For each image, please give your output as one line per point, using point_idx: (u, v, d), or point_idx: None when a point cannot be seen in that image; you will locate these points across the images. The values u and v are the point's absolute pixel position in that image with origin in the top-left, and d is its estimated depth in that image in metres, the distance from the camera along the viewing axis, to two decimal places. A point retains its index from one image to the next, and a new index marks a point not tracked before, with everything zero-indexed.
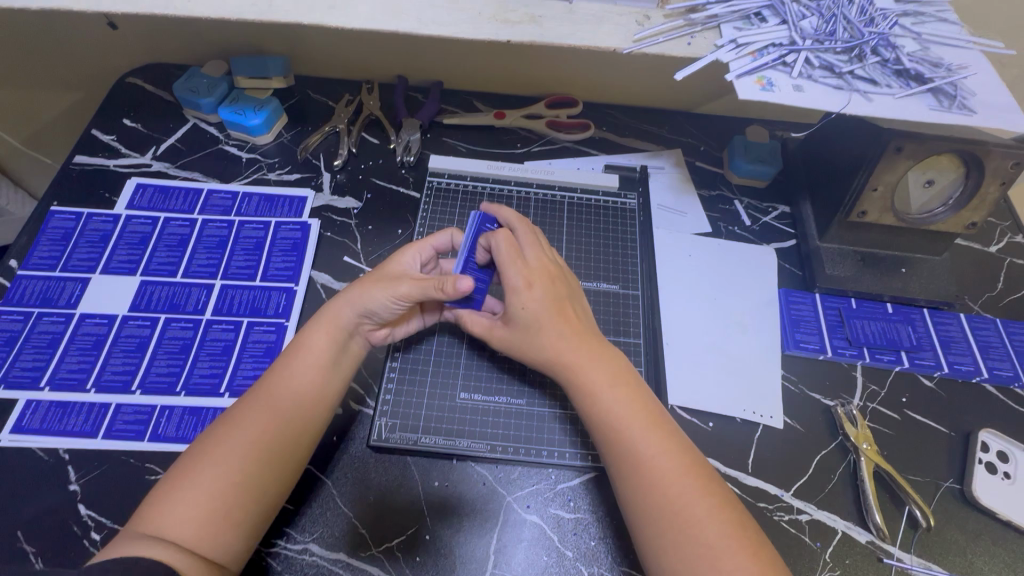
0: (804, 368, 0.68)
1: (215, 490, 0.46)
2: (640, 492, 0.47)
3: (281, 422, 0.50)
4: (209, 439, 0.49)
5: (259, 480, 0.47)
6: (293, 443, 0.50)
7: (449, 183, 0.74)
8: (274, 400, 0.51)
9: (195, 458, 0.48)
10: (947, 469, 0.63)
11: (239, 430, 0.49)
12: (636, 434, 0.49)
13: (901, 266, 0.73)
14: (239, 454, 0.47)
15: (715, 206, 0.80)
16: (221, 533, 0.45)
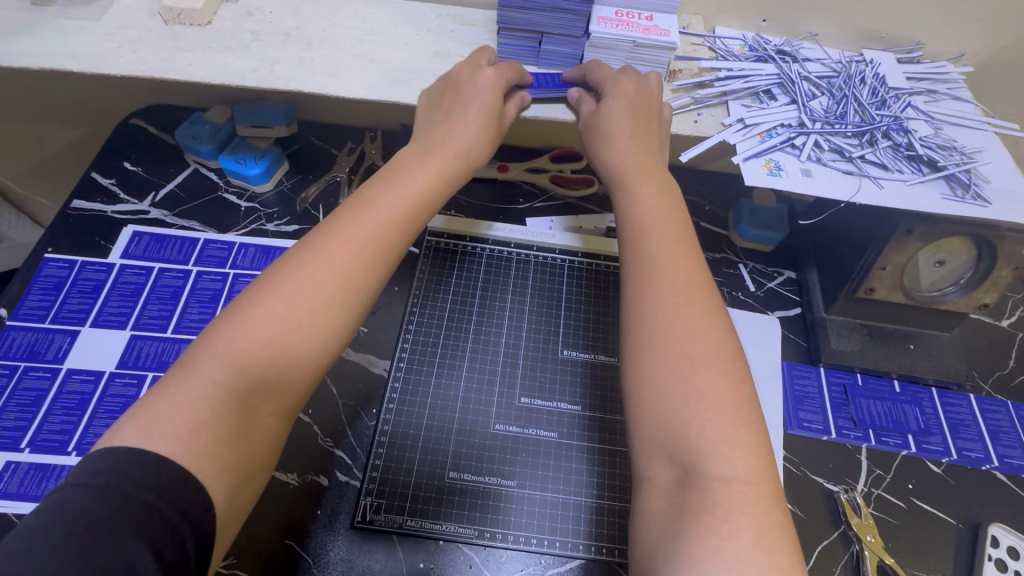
0: (807, 448, 0.66)
1: (239, 357, 0.42)
2: (661, 357, 0.43)
3: (320, 289, 0.45)
4: (244, 299, 0.45)
5: (287, 330, 0.43)
6: (330, 313, 0.45)
7: (446, 243, 0.72)
8: (311, 269, 0.46)
9: (225, 320, 0.44)
10: (954, 564, 0.60)
11: (271, 294, 0.45)
12: (667, 278, 0.47)
13: (909, 341, 0.71)
14: (267, 324, 0.43)
15: (718, 270, 0.78)
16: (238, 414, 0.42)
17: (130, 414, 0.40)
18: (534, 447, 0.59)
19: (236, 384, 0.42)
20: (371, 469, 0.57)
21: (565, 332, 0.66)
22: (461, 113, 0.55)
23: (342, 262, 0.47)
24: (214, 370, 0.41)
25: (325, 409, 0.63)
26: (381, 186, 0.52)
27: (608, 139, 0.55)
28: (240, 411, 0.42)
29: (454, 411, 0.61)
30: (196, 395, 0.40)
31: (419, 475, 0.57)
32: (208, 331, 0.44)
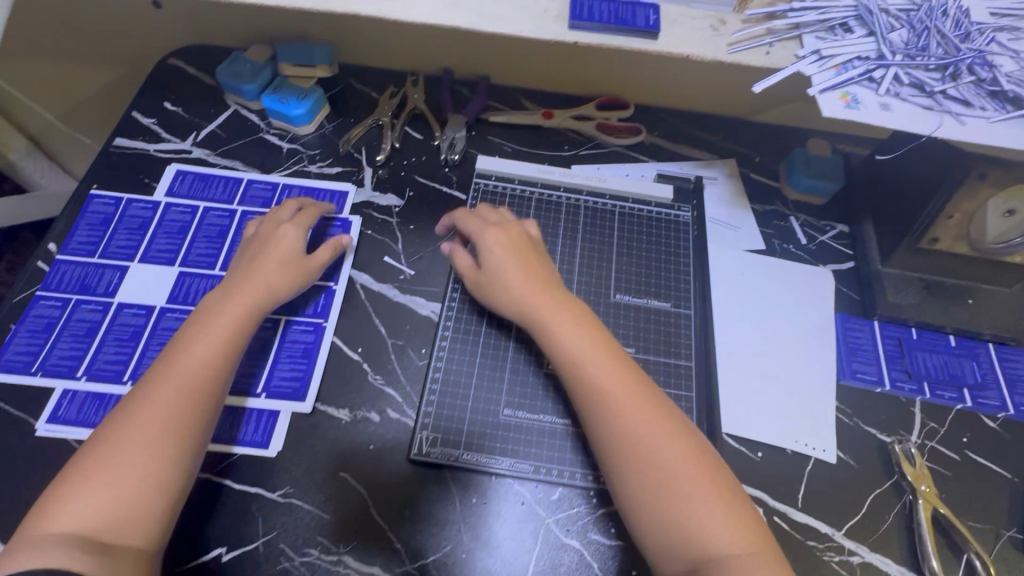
0: (859, 399, 0.65)
1: (118, 472, 0.46)
2: (640, 472, 0.48)
3: (171, 401, 0.50)
4: (119, 407, 0.50)
5: (162, 444, 0.48)
6: (190, 420, 0.50)
7: (496, 185, 0.70)
8: (175, 373, 0.51)
9: (101, 447, 0.48)
10: (1008, 517, 0.60)
11: (138, 406, 0.49)
12: (618, 397, 0.50)
13: (967, 296, 0.69)
14: (147, 421, 0.49)
15: (769, 222, 0.76)
16: (129, 520, 0.45)
17: (37, 512, 0.46)
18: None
19: (114, 474, 0.46)
20: (429, 407, 0.59)
21: (618, 278, 0.66)
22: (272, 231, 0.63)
23: (200, 352, 0.53)
24: (103, 476, 0.46)
25: (377, 347, 0.63)
26: (213, 316, 0.56)
27: (505, 286, 0.58)
28: (118, 529, 0.45)
29: (507, 354, 0.62)
30: (75, 517, 0.45)
31: (475, 414, 0.59)
32: (92, 443, 0.48)
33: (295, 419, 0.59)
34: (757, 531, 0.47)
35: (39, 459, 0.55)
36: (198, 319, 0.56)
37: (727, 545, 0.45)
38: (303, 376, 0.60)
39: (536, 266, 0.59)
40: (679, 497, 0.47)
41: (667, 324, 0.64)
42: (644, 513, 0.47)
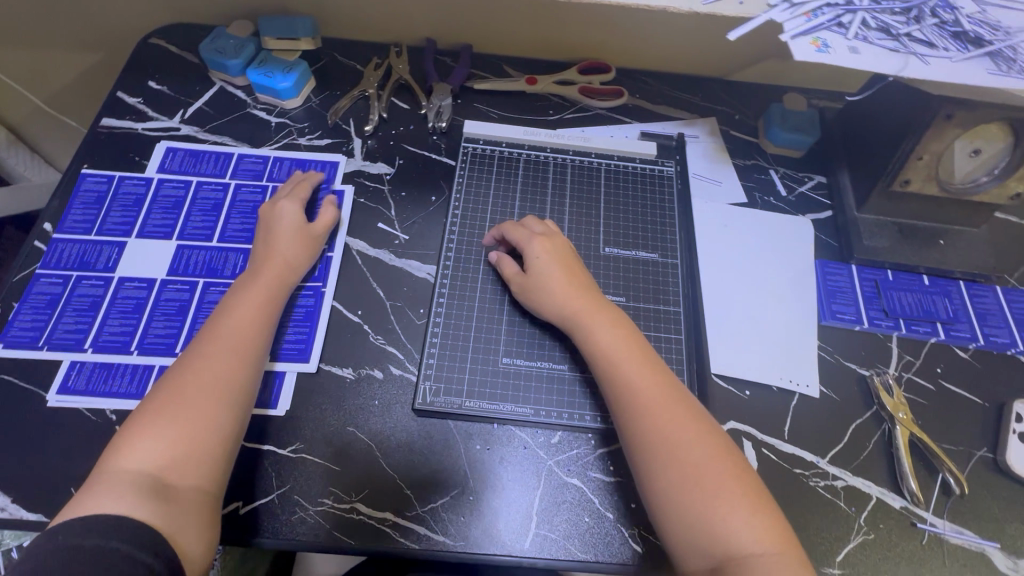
0: (839, 337, 0.68)
1: (181, 423, 0.49)
2: (668, 467, 0.49)
3: (222, 360, 0.53)
4: (172, 370, 0.53)
5: (223, 394, 0.52)
6: (236, 385, 0.53)
7: (484, 148, 0.72)
8: (224, 338, 0.55)
9: (160, 401, 0.51)
10: (980, 438, 0.63)
11: (184, 371, 0.52)
12: (648, 398, 0.53)
13: (938, 237, 0.73)
14: (202, 380, 0.52)
15: (749, 175, 0.79)
16: (192, 468, 0.48)
17: (104, 459, 0.48)
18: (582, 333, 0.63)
19: (176, 425, 0.49)
20: (431, 360, 0.61)
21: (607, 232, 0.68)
22: (289, 208, 0.65)
23: (244, 325, 0.56)
24: (166, 426, 0.49)
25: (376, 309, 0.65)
26: (253, 291, 0.59)
27: (546, 286, 0.60)
28: (181, 476, 0.48)
29: (504, 306, 0.64)
30: (145, 461, 0.47)
31: (477, 364, 0.61)
32: (151, 399, 0.51)
33: (300, 379, 0.60)
34: (782, 533, 0.48)
35: (52, 428, 0.56)
36: (235, 293, 0.59)
37: (750, 539, 0.46)
38: (306, 339, 0.62)
39: (579, 274, 0.61)
40: (700, 501, 0.48)
41: (655, 275, 0.67)
42: (670, 510, 0.48)
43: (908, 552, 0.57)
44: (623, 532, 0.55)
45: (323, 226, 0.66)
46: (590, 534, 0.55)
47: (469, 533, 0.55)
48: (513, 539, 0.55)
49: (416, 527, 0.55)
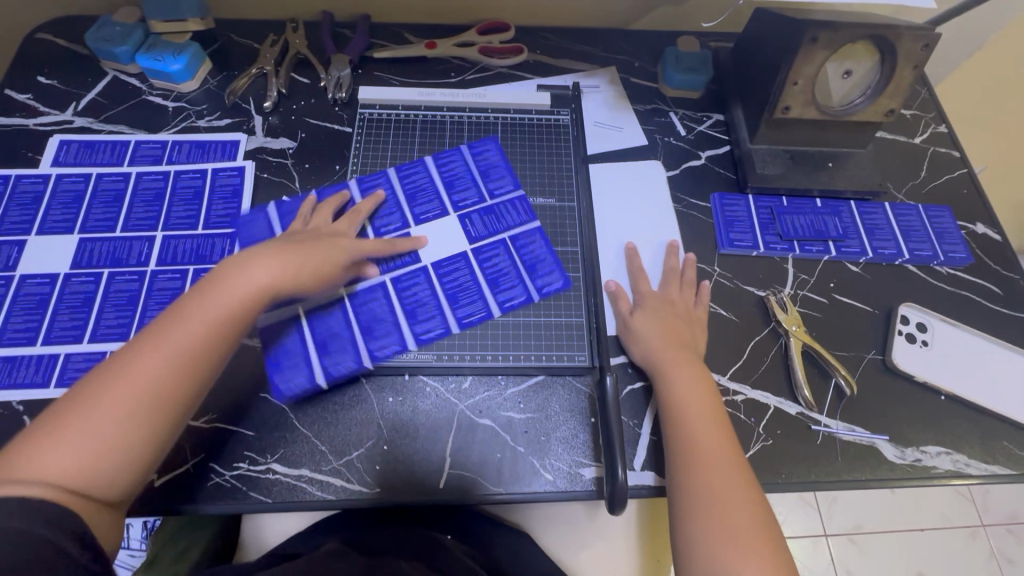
0: (737, 264, 0.71)
1: (91, 424, 0.46)
2: (706, 524, 0.49)
3: (165, 369, 0.50)
4: (130, 344, 0.50)
5: (161, 404, 0.49)
6: (183, 387, 0.50)
7: (381, 113, 0.76)
8: (184, 342, 0.51)
9: (72, 394, 0.48)
10: (870, 343, 0.67)
11: (187, 341, 0.51)
12: (706, 454, 0.53)
13: (829, 160, 0.76)
14: (164, 368, 0.49)
15: (650, 119, 0.81)
16: (110, 466, 0.46)
17: (6, 453, 0.45)
18: (463, 283, 0.66)
19: (92, 427, 0.46)
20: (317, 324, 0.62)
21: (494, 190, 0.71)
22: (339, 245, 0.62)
23: (260, 298, 0.55)
24: (79, 425, 0.46)
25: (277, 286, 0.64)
26: (286, 257, 0.58)
27: (644, 335, 0.62)
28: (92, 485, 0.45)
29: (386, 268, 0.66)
30: (47, 470, 0.44)
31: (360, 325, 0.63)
32: (79, 391, 0.48)
33: None
34: None
35: None
36: (272, 254, 0.57)
37: None
38: None
39: (682, 334, 0.62)
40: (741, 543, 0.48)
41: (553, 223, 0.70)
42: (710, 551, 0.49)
43: (804, 452, 0.61)
44: (535, 464, 0.59)
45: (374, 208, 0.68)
46: (502, 468, 0.58)
47: (385, 480, 0.57)
48: (428, 479, 0.57)
49: (334, 480, 0.57)
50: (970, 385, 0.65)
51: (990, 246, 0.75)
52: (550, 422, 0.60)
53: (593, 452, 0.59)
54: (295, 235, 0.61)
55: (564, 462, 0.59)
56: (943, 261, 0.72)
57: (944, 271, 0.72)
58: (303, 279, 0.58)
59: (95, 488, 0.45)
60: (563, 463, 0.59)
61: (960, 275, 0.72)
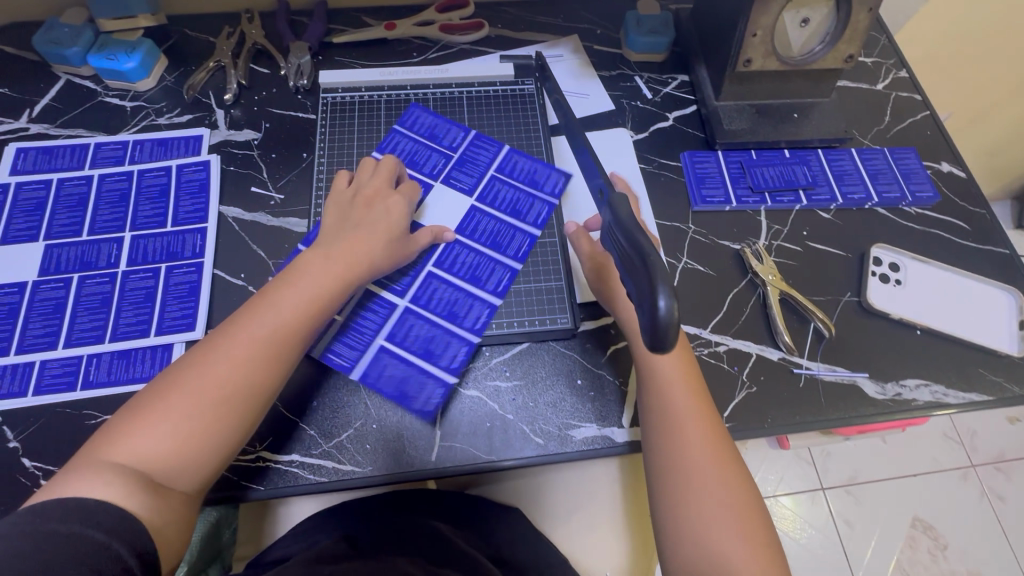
0: (710, 220, 0.72)
1: (181, 415, 0.48)
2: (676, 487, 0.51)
3: (250, 357, 0.52)
4: (214, 337, 0.53)
5: (244, 396, 0.51)
6: (268, 376, 0.52)
7: (343, 96, 0.75)
8: (262, 330, 0.53)
9: (162, 385, 0.50)
10: (846, 285, 0.68)
11: (267, 333, 0.53)
12: (688, 425, 0.53)
13: (794, 112, 0.76)
14: (248, 360, 0.51)
15: (616, 85, 0.81)
16: (198, 456, 0.48)
17: (101, 439, 0.47)
18: (466, 267, 0.66)
19: (185, 417, 0.48)
20: (379, 353, 0.61)
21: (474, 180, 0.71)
22: (385, 225, 0.62)
23: (331, 294, 0.57)
24: (175, 413, 0.48)
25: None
26: (351, 247, 0.59)
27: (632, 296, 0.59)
28: (173, 478, 0.47)
29: (406, 285, 0.64)
30: (136, 460, 0.46)
31: (420, 347, 0.61)
32: (162, 381, 0.50)
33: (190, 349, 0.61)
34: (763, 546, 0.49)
35: None
36: (343, 245, 0.59)
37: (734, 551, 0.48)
38: (191, 311, 0.62)
39: None
40: (713, 517, 0.49)
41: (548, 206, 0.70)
42: (683, 528, 0.49)
43: (788, 396, 0.62)
44: (524, 429, 0.59)
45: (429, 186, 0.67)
46: (493, 435, 0.59)
47: (377, 458, 0.57)
48: (419, 454, 0.58)
49: (325, 463, 0.57)
50: (944, 317, 0.66)
51: (956, 184, 0.76)
52: (535, 388, 0.61)
53: (581, 413, 0.60)
54: (353, 208, 0.62)
55: (553, 426, 0.59)
56: (912, 201, 0.74)
57: (913, 211, 0.74)
58: (369, 269, 0.60)
59: (183, 478, 0.47)
60: (552, 427, 0.59)
61: (929, 213, 0.74)
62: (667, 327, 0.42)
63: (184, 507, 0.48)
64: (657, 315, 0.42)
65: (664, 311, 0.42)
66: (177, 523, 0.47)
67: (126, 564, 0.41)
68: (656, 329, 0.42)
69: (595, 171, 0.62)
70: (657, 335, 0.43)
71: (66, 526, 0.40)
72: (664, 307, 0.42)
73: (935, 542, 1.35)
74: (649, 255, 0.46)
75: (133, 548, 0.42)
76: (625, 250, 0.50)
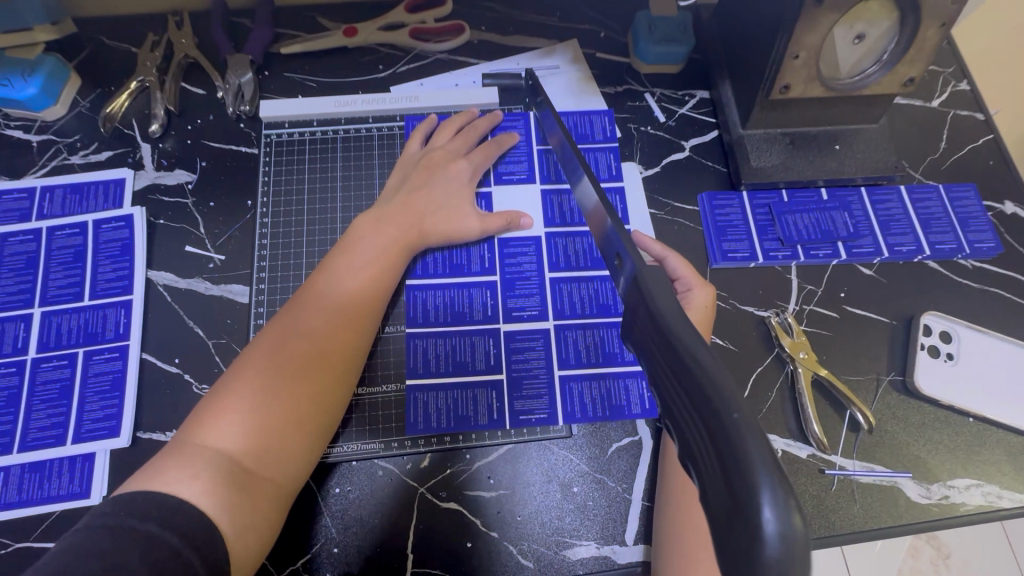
0: (732, 280, 0.61)
1: (268, 384, 0.43)
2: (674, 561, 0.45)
3: (338, 314, 0.48)
4: (290, 304, 0.48)
5: (336, 357, 0.46)
6: (357, 335, 0.48)
7: (293, 131, 0.63)
8: (343, 286, 0.49)
9: (244, 360, 0.45)
10: (889, 362, 0.58)
11: (348, 291, 0.49)
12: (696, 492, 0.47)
13: (834, 142, 0.64)
14: (336, 318, 0.48)
15: (622, 105, 0.67)
16: (292, 431, 0.43)
17: (184, 426, 0.41)
18: (584, 254, 0.60)
19: (273, 391, 0.43)
20: (564, 383, 0.56)
21: (537, 163, 0.63)
22: (455, 181, 0.59)
23: (400, 251, 0.53)
24: (261, 391, 0.42)
25: (459, 417, 0.54)
26: (412, 206, 0.56)
27: None
28: (264, 463, 0.41)
29: (541, 303, 0.58)
30: (229, 440, 0.40)
31: (598, 354, 0.57)
32: (247, 355, 0.45)
33: (115, 458, 0.51)
34: None
35: None
36: (400, 204, 0.56)
37: None
38: (115, 410, 0.52)
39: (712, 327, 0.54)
40: None
41: (614, 152, 0.65)
42: None
43: (818, 504, 0.53)
44: (509, 550, 0.51)
45: (505, 144, 0.62)
46: (474, 559, 0.50)
47: None
48: None
49: None
50: (1003, 402, 0.57)
51: (1020, 229, 0.64)
52: (525, 499, 0.52)
53: (577, 529, 0.51)
54: (414, 170, 0.59)
55: (544, 547, 0.51)
56: (969, 253, 0.62)
57: (969, 265, 0.62)
58: (429, 235, 0.56)
59: (277, 466, 0.42)
60: (542, 548, 0.51)
61: (988, 268, 0.62)
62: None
63: (273, 502, 0.42)
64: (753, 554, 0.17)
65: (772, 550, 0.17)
66: (262, 522, 0.40)
67: None
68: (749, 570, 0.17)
69: (611, 238, 0.36)
70: (736, 545, 0.17)
71: (146, 525, 0.34)
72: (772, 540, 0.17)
73: (936, 553, 0.98)
74: (742, 450, 0.18)
75: (205, 556, 0.35)
76: (655, 359, 0.24)
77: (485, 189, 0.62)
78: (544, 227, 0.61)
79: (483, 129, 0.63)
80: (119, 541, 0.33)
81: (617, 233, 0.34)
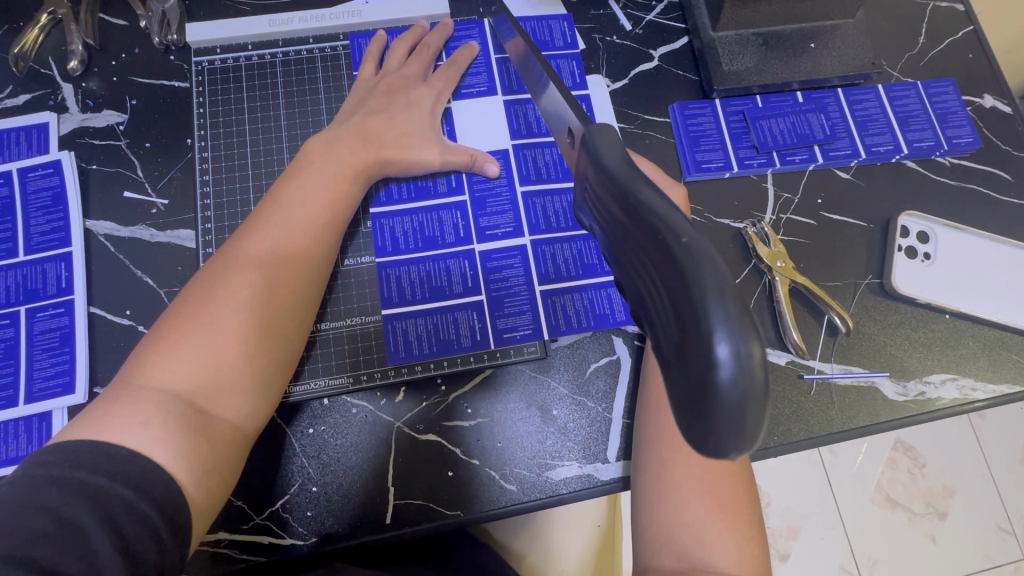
0: (706, 192, 0.58)
1: (215, 320, 0.40)
2: (655, 471, 0.43)
3: (287, 247, 0.45)
4: (233, 239, 0.45)
5: (287, 291, 0.44)
6: (309, 269, 0.46)
7: (228, 60, 0.58)
8: (291, 217, 0.46)
9: (187, 298, 0.42)
10: (867, 265, 0.57)
11: (296, 222, 0.46)
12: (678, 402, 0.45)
13: (809, 40, 0.60)
14: (285, 251, 0.45)
15: (584, 14, 0.63)
16: (246, 369, 0.41)
17: (126, 366, 0.39)
18: (554, 165, 0.57)
19: (223, 330, 0.40)
20: (545, 300, 0.54)
21: (496, 73, 0.59)
22: (415, 103, 0.55)
23: (353, 178, 0.50)
24: (210, 329, 0.40)
25: (442, 341, 0.52)
26: (369, 130, 0.52)
27: None
28: (217, 403, 0.39)
29: (515, 219, 0.56)
30: (175, 380, 0.38)
31: (575, 267, 0.55)
32: (191, 292, 0.42)
33: (74, 416, 0.49)
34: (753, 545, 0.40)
35: None
36: (353, 128, 0.51)
37: (721, 542, 0.39)
38: (67, 366, 0.50)
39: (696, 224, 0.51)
40: (692, 500, 0.41)
41: (577, 61, 0.61)
42: (658, 517, 0.41)
43: (797, 409, 0.53)
44: (492, 476, 0.50)
45: (464, 62, 0.58)
46: (458, 486, 0.50)
47: (323, 527, 0.48)
48: (372, 517, 0.49)
49: (262, 538, 0.48)
50: (979, 298, 0.56)
51: (999, 122, 0.62)
52: (504, 424, 0.51)
53: (558, 450, 0.51)
54: (373, 95, 0.54)
55: (528, 471, 0.50)
56: (947, 150, 0.60)
57: (946, 162, 0.61)
58: (389, 161, 0.52)
59: (235, 406, 0.40)
60: (525, 472, 0.50)
61: (966, 165, 0.61)
62: (736, 407, 0.18)
63: (233, 445, 0.40)
64: (708, 381, 0.19)
65: (727, 373, 0.18)
66: (223, 465, 0.38)
67: (156, 526, 0.32)
68: (706, 401, 0.19)
69: (561, 109, 0.35)
70: (690, 377, 0.19)
71: (95, 478, 0.32)
72: (726, 361, 0.18)
73: (913, 462, 0.96)
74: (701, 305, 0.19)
75: (164, 508, 0.33)
76: (620, 229, 0.25)
77: (448, 107, 0.58)
78: (510, 140, 0.58)
79: (436, 45, 0.58)
80: (68, 494, 0.31)
81: (569, 106, 0.33)
